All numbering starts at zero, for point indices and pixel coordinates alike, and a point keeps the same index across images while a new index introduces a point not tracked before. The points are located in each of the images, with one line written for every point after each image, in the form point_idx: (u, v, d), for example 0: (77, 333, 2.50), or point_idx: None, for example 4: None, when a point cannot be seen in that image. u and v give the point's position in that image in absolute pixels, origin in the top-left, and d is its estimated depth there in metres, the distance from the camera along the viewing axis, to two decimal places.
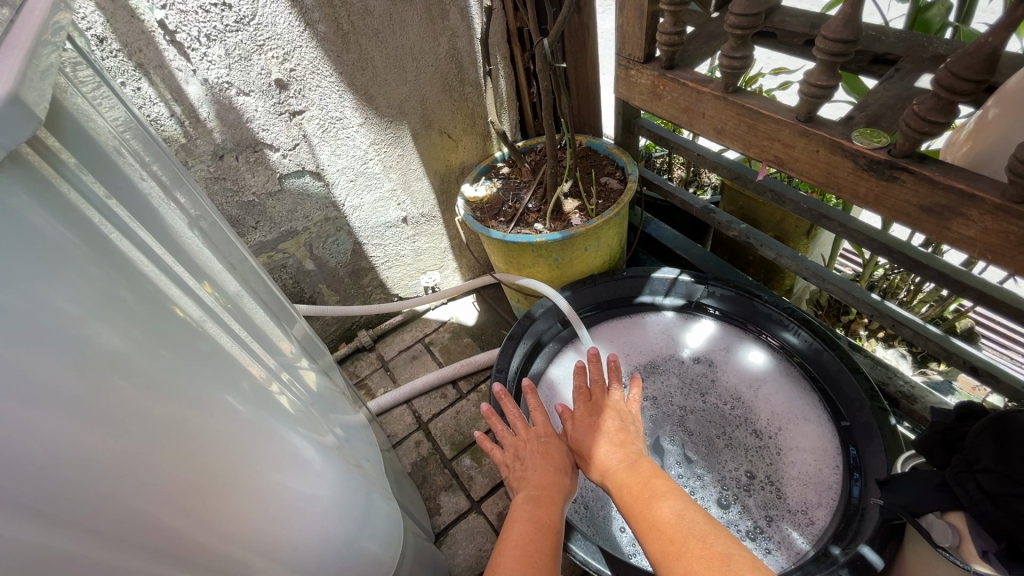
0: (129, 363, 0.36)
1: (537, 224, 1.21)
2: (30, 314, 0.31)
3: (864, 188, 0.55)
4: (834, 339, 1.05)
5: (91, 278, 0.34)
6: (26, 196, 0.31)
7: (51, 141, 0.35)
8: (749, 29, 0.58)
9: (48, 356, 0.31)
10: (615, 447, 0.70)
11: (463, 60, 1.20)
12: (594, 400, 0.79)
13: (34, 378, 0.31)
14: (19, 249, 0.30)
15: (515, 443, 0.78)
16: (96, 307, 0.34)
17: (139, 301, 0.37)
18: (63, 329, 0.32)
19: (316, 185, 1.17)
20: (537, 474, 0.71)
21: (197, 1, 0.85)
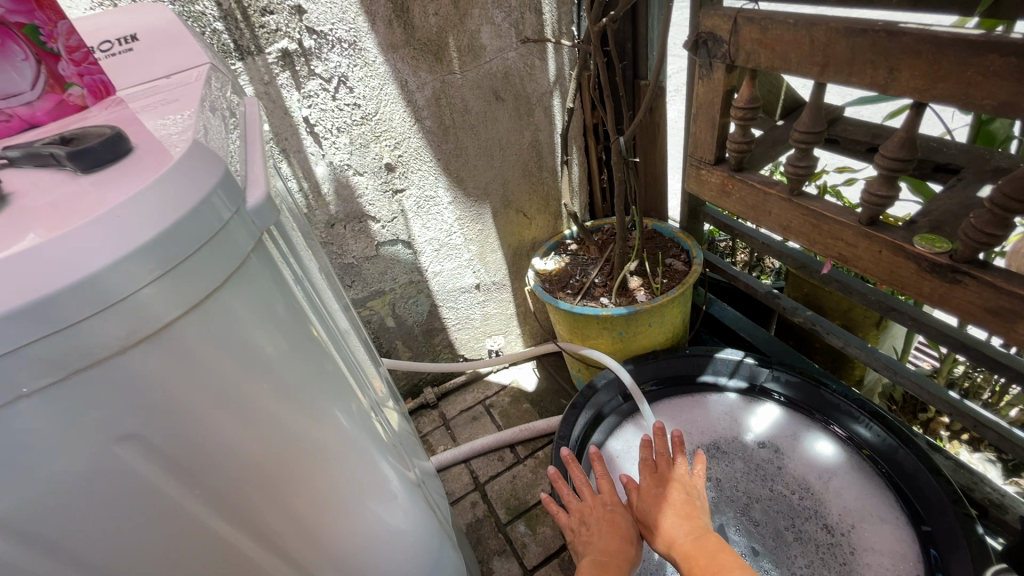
0: (307, 400, 0.44)
1: (603, 298, 1.28)
2: (254, 357, 0.39)
3: (928, 288, 0.59)
4: (910, 436, 1.02)
5: (298, 331, 0.44)
6: (267, 270, 0.41)
7: (274, 228, 0.46)
8: (813, 143, 0.66)
9: (259, 387, 0.40)
10: (682, 522, 0.72)
11: (543, 150, 1.34)
12: (659, 472, 0.81)
13: (247, 403, 0.40)
14: (262, 306, 0.40)
15: (581, 509, 0.81)
16: (297, 355, 0.43)
17: (315, 349, 0.46)
18: (272, 370, 0.41)
19: (406, 253, 1.31)
20: (603, 541, 0.73)
21: (335, 102, 1.05)
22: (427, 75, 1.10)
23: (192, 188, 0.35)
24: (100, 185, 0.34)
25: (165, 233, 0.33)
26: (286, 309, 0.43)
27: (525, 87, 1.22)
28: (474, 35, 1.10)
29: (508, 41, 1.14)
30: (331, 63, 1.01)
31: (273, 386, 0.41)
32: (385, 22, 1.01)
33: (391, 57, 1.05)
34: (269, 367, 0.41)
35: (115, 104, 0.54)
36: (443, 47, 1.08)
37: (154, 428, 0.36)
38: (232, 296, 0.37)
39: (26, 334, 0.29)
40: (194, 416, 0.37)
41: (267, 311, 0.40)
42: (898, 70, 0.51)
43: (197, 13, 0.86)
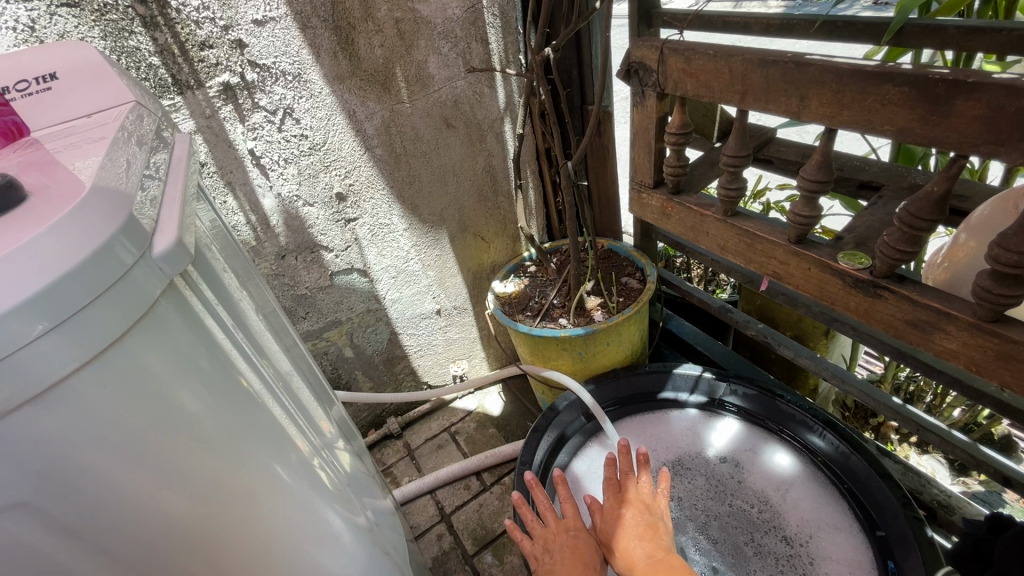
0: (230, 447, 0.42)
1: (562, 319, 1.29)
2: (164, 408, 0.37)
3: (854, 302, 0.61)
4: (861, 443, 1.05)
5: (217, 378, 0.42)
6: (179, 315, 0.39)
7: (193, 269, 0.45)
8: (740, 166, 0.68)
9: (172, 439, 0.38)
10: (643, 547, 0.71)
11: (497, 175, 1.36)
12: (622, 491, 0.80)
13: (159, 457, 0.38)
14: (174, 355, 0.38)
15: (545, 536, 0.79)
16: (216, 401, 0.41)
17: (242, 396, 0.44)
18: (187, 420, 0.39)
19: (362, 281, 1.29)
20: (566, 569, 0.72)
21: (281, 134, 1.04)
22: (375, 104, 1.10)
23: (90, 237, 0.34)
24: None
25: (54, 285, 0.31)
26: (206, 356, 0.41)
27: (476, 114, 1.24)
28: (421, 65, 1.11)
29: (455, 70, 1.16)
30: (276, 95, 1.00)
31: (193, 438, 0.39)
32: (330, 54, 1.01)
33: (338, 88, 1.05)
34: (185, 419, 0.39)
35: (28, 145, 0.52)
36: (390, 77, 1.09)
37: (49, 495, 0.33)
38: (139, 346, 0.36)
39: None
40: (96, 476, 0.35)
41: (183, 360, 0.39)
42: (808, 99, 0.54)
43: (131, 48, 0.85)
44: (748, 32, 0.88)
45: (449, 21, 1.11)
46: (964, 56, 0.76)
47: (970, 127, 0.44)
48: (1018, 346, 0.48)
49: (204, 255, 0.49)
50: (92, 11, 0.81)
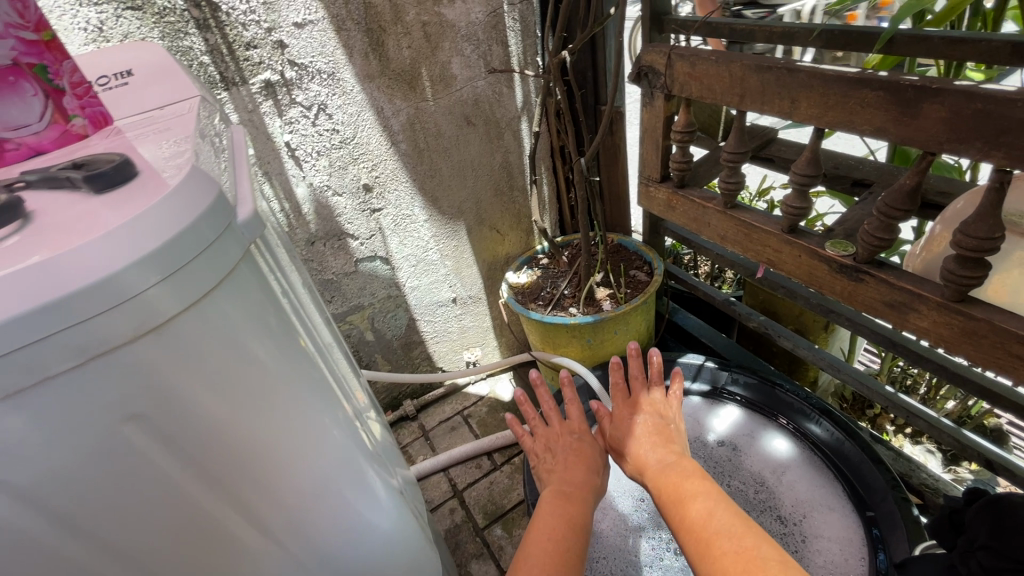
0: (290, 390, 0.50)
1: (572, 308, 1.36)
2: (244, 350, 0.45)
3: (839, 286, 0.67)
4: (855, 431, 1.11)
5: (281, 331, 0.49)
6: (255, 276, 0.47)
7: (261, 241, 0.52)
8: (739, 162, 0.75)
9: (249, 377, 0.46)
10: (659, 449, 0.76)
11: (513, 170, 1.43)
12: (631, 396, 0.86)
13: (239, 391, 0.45)
14: (252, 308, 0.46)
15: (548, 436, 0.87)
16: (282, 350, 0.49)
17: (299, 350, 0.52)
18: (260, 363, 0.46)
19: (384, 268, 1.37)
20: (569, 464, 0.79)
21: (315, 128, 1.11)
22: (401, 102, 1.18)
23: (197, 201, 0.41)
24: (115, 202, 0.40)
25: (175, 238, 0.39)
26: (273, 314, 0.49)
27: (495, 113, 1.31)
28: (445, 66, 1.19)
29: (476, 71, 1.24)
30: (311, 92, 1.08)
31: (264, 378, 0.47)
32: (362, 55, 1.09)
33: (368, 86, 1.13)
34: (258, 362, 0.46)
35: (115, 132, 0.60)
36: (416, 77, 1.17)
37: (157, 411, 0.40)
38: (228, 297, 0.43)
39: (60, 322, 0.35)
40: (192, 402, 0.42)
41: (258, 314, 0.46)
42: (799, 102, 0.61)
43: (185, 48, 0.93)
44: (752, 39, 0.94)
45: (472, 25, 1.18)
46: (952, 64, 0.82)
47: (937, 127, 0.50)
48: (979, 323, 0.55)
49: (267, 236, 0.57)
50: (154, 13, 0.89)
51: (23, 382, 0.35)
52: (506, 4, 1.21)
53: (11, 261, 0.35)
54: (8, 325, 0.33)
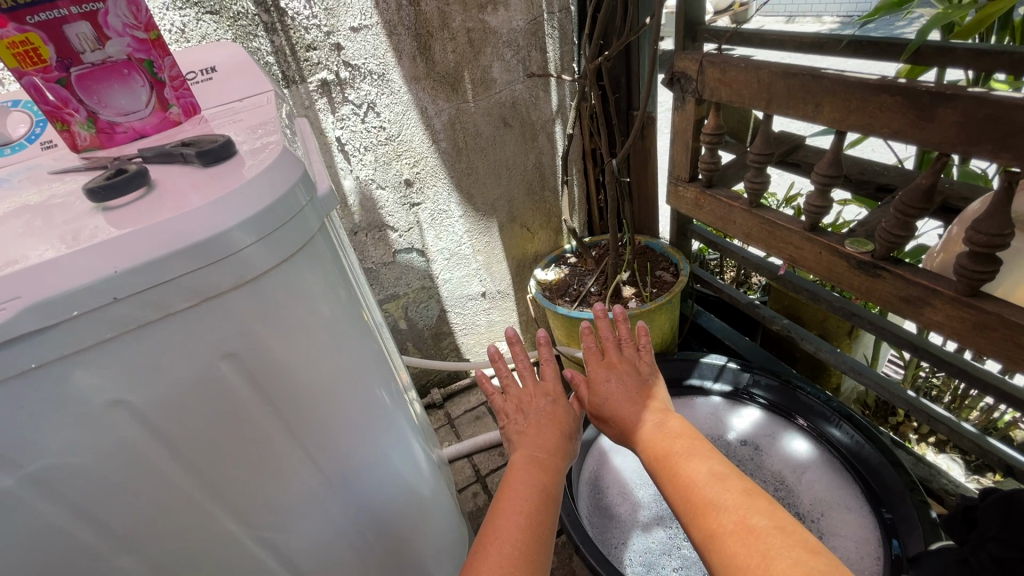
0: (352, 350, 0.56)
1: (598, 304, 1.40)
2: (320, 308, 0.51)
3: (858, 282, 0.71)
4: (876, 434, 1.12)
5: (347, 297, 0.56)
6: (329, 247, 0.54)
7: (332, 219, 0.59)
8: (766, 163, 0.79)
9: (322, 334, 0.52)
10: (637, 409, 0.80)
11: (545, 171, 1.49)
12: (606, 358, 0.90)
13: (314, 345, 0.51)
14: (327, 273, 0.52)
15: (521, 397, 0.88)
16: (347, 313, 0.55)
17: (359, 315, 0.58)
18: (331, 322, 0.53)
19: (420, 260, 1.45)
20: (542, 426, 0.81)
21: (364, 125, 1.20)
22: (444, 103, 1.25)
23: (292, 172, 0.48)
24: (222, 172, 0.47)
25: (278, 202, 0.45)
26: (341, 281, 0.55)
27: (531, 115, 1.38)
28: (486, 70, 1.26)
29: (515, 75, 1.30)
30: (362, 91, 1.16)
31: (332, 335, 0.53)
32: (410, 58, 1.17)
33: (414, 87, 1.20)
34: (328, 322, 0.52)
35: (201, 119, 0.68)
36: (458, 79, 1.24)
37: (248, 352, 0.47)
38: (311, 261, 0.50)
39: (185, 267, 0.41)
40: (275, 350, 0.48)
41: (331, 278, 0.53)
42: (822, 106, 0.65)
43: (254, 48, 1.02)
44: (783, 48, 0.98)
45: (513, 31, 1.25)
46: (981, 75, 0.84)
47: (951, 131, 0.54)
48: (990, 316, 0.58)
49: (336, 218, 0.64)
50: (229, 17, 0.99)
51: (148, 317, 0.41)
52: (546, 13, 1.27)
53: (142, 215, 0.42)
54: (143, 267, 0.40)
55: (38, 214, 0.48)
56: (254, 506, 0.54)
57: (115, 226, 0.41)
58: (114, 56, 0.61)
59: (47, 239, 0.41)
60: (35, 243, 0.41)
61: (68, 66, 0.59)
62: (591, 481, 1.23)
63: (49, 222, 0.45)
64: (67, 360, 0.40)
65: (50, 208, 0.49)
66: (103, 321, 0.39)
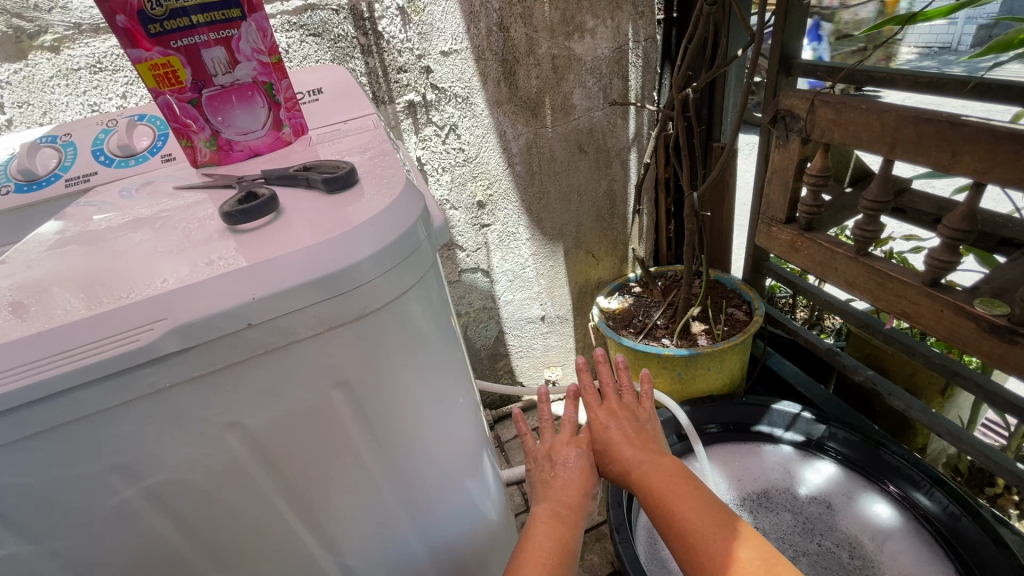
0: (450, 383, 0.55)
1: (664, 338, 1.36)
2: (427, 344, 0.50)
3: (987, 346, 0.65)
4: (974, 506, 1.02)
5: (448, 331, 0.54)
6: (436, 279, 0.53)
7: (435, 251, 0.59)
8: (880, 210, 0.74)
9: (426, 367, 0.51)
10: (639, 453, 0.80)
11: (616, 198, 1.47)
12: (606, 403, 0.90)
13: (417, 379, 0.50)
14: (436, 305, 0.52)
15: (549, 443, 0.88)
16: (448, 347, 0.54)
17: (458, 346, 0.57)
18: (435, 356, 0.52)
19: (484, 281, 1.44)
20: (568, 478, 0.80)
21: (444, 146, 1.21)
22: (523, 127, 1.26)
23: (415, 206, 0.48)
24: (347, 202, 0.47)
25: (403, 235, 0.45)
26: (446, 312, 0.54)
27: (607, 142, 1.36)
28: (567, 96, 1.26)
29: (596, 102, 1.29)
30: (446, 113, 1.18)
31: (435, 369, 0.52)
32: (495, 83, 1.18)
33: (496, 111, 1.21)
34: (432, 354, 0.51)
35: (310, 141, 0.69)
36: (539, 105, 1.24)
37: (359, 380, 0.46)
38: (423, 294, 0.49)
39: (316, 296, 0.41)
40: (380, 383, 0.48)
41: (439, 310, 0.52)
42: (960, 155, 0.60)
43: (350, 69, 1.06)
44: (894, 87, 0.92)
45: (597, 59, 1.24)
46: None
47: None
48: None
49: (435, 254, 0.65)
50: (330, 39, 1.02)
51: (273, 344, 0.41)
52: (632, 41, 1.26)
53: (276, 241, 0.43)
54: (278, 295, 0.40)
55: (170, 230, 0.50)
56: (340, 533, 0.53)
57: (250, 251, 0.42)
58: (241, 78, 0.63)
59: (184, 260, 0.43)
60: (174, 263, 0.43)
61: (200, 87, 0.62)
62: (648, 525, 1.18)
63: (182, 241, 0.47)
64: (195, 382, 0.40)
65: (180, 225, 0.51)
66: (233, 346, 0.40)
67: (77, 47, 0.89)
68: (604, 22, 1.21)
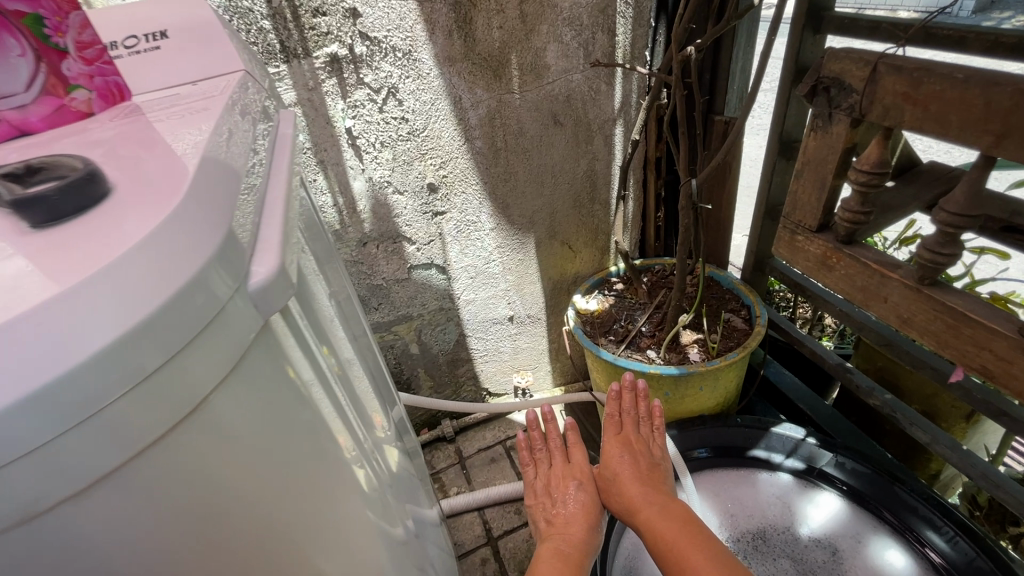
0: (303, 529, 0.33)
1: (650, 350, 1.16)
2: (230, 495, 0.29)
3: None
4: (1004, 559, 0.88)
5: (294, 447, 0.33)
6: (263, 368, 0.31)
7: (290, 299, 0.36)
8: (963, 229, 0.55)
9: (237, 531, 0.30)
10: (649, 490, 0.84)
11: (598, 181, 1.24)
12: (623, 432, 0.95)
13: (213, 555, 0.29)
14: (252, 418, 0.30)
15: (552, 476, 0.91)
16: (294, 474, 0.33)
17: (326, 457, 0.35)
18: (260, 505, 0.31)
19: (439, 278, 1.21)
20: (572, 508, 0.84)
21: (382, 115, 0.95)
22: (483, 92, 1.01)
23: (185, 264, 0.27)
24: (50, 259, 0.26)
25: (131, 333, 0.24)
26: (285, 406, 0.32)
27: (588, 113, 1.13)
28: (539, 52, 1.01)
29: (575, 62, 1.05)
30: (382, 72, 0.91)
31: (259, 526, 0.31)
32: (445, 33, 0.92)
33: (447, 70, 0.96)
34: (253, 494, 0.30)
35: (125, 113, 0.45)
36: (504, 64, 1.00)
37: None
38: (216, 413, 0.28)
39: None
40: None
41: (259, 423, 0.30)
42: None
43: (244, 9, 0.79)
44: (962, 49, 0.70)
45: (577, 6, 0.99)
46: None
47: None
48: None
49: (304, 285, 0.42)
50: None
51: None
52: None
53: None
54: None
55: None
56: None
57: None
58: None
59: None
60: None
61: None
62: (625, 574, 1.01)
63: None
64: None
65: None
66: None
67: None
68: None
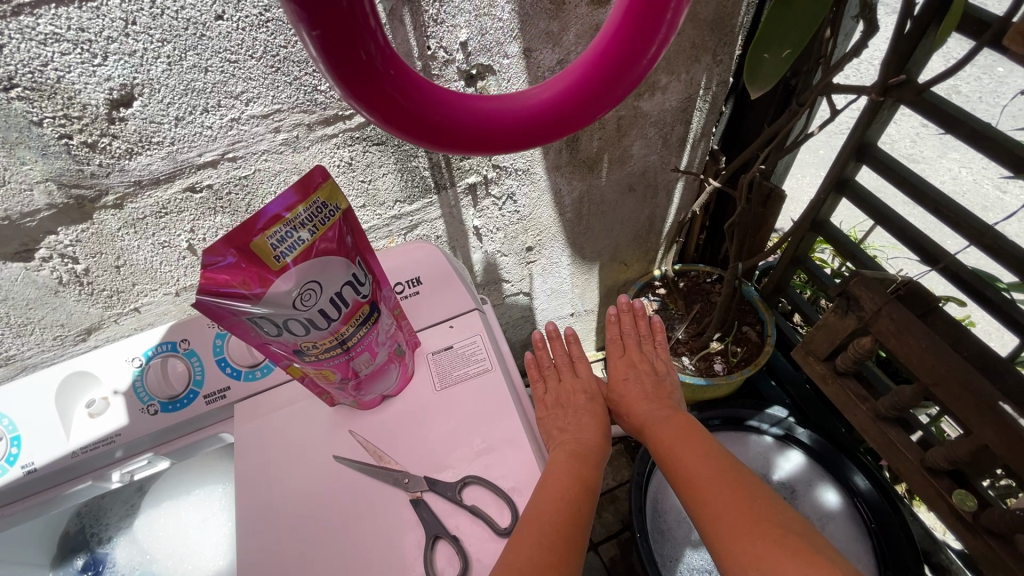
0: None
1: (684, 357, 1.55)
2: None
3: (950, 520, 0.87)
4: (896, 498, 1.40)
5: None
6: None
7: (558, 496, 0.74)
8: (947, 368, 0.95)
9: None
10: (651, 401, 1.04)
11: (656, 220, 1.49)
12: (627, 355, 1.14)
13: None
14: None
15: (560, 390, 1.03)
16: None
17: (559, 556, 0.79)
18: None
19: (524, 299, 1.53)
20: (585, 412, 0.97)
21: (501, 212, 1.19)
22: (578, 181, 1.22)
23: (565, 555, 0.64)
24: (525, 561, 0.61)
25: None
26: None
27: (657, 179, 1.34)
28: (626, 148, 1.20)
29: (654, 148, 1.24)
30: (505, 186, 1.13)
31: None
32: (556, 152, 1.11)
33: (554, 174, 1.17)
34: None
35: (430, 372, 0.77)
36: (597, 161, 1.19)
37: None
38: None
39: None
40: None
41: None
42: (984, 422, 0.74)
43: (413, 167, 1.00)
44: (956, 229, 0.97)
45: (663, 112, 1.16)
46: None
47: None
48: None
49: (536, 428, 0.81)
50: (394, 145, 0.94)
51: None
52: (703, 89, 1.16)
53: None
54: None
55: (366, 541, 0.64)
56: None
57: None
58: (381, 361, 0.69)
59: None
60: None
61: (349, 381, 0.67)
62: (652, 502, 1.36)
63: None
64: None
65: (377, 537, 0.64)
66: None
67: (140, 199, 0.81)
68: (677, 77, 1.09)
